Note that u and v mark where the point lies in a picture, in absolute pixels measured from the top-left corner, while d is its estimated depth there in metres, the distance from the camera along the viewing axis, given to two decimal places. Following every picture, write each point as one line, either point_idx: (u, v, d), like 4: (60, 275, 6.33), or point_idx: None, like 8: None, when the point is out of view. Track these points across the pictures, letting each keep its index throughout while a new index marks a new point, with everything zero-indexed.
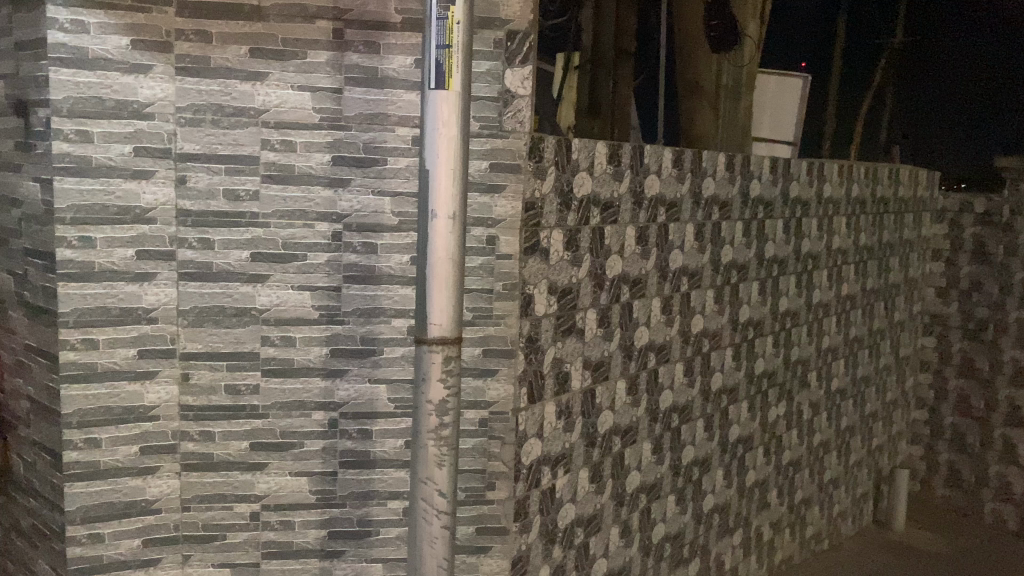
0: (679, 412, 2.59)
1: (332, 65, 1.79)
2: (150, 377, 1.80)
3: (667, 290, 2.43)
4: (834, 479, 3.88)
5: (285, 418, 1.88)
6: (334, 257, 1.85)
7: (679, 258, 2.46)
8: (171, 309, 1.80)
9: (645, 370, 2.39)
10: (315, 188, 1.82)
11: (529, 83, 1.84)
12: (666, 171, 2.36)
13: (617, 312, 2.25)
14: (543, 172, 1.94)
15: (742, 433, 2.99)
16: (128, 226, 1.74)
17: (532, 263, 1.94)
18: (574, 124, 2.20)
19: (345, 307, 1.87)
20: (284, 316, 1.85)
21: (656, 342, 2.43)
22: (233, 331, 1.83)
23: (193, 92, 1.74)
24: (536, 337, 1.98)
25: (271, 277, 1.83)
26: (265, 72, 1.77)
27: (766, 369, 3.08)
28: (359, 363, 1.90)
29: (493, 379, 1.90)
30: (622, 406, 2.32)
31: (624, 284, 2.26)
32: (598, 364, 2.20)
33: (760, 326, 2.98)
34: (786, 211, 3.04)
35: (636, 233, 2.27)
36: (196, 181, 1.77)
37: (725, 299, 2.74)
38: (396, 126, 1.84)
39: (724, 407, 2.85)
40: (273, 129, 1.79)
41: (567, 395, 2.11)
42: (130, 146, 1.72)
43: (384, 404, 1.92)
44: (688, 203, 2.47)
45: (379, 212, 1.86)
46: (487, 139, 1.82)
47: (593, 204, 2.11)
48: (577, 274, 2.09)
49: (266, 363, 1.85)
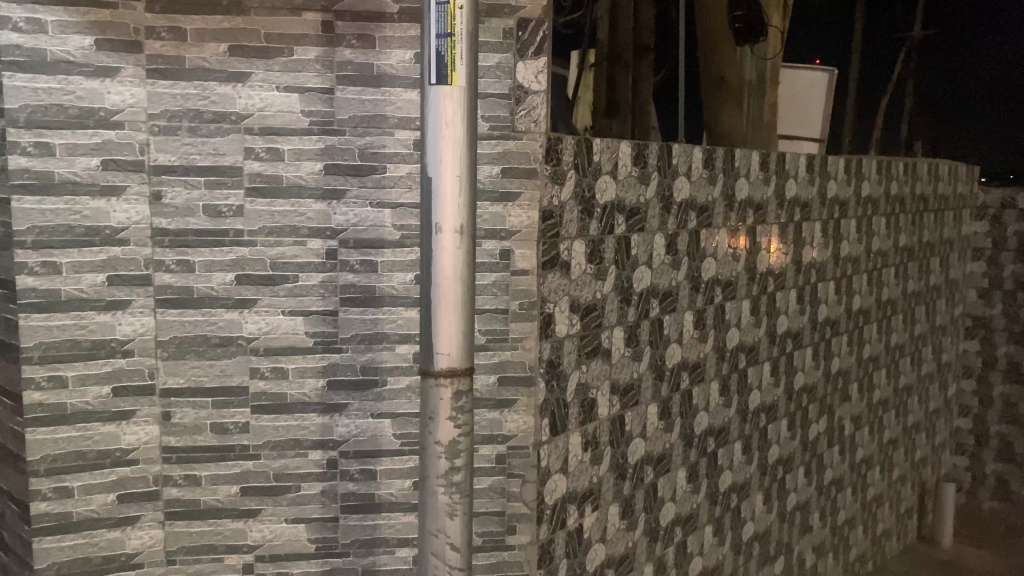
0: (715, 435, 2.37)
1: (322, 63, 1.60)
2: (127, 417, 1.61)
3: (700, 303, 2.22)
4: (878, 496, 3.63)
5: (280, 459, 1.68)
6: (329, 277, 1.65)
7: (712, 267, 2.25)
8: (149, 341, 1.61)
9: (678, 393, 2.17)
10: (307, 201, 1.63)
11: (544, 77, 1.65)
12: (696, 172, 2.15)
13: (646, 330, 2.03)
14: (562, 176, 1.72)
15: (782, 454, 2.76)
16: (98, 249, 1.55)
17: (552, 279, 1.73)
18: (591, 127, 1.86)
19: (342, 333, 1.67)
20: (275, 345, 1.65)
21: (689, 360, 2.21)
22: (218, 364, 1.64)
23: (167, 97, 1.55)
24: (558, 361, 1.77)
25: (259, 301, 1.63)
26: (247, 73, 1.57)
27: (806, 384, 2.85)
28: (360, 396, 1.69)
29: (511, 410, 1.69)
30: (654, 432, 2.10)
31: (653, 298, 2.04)
32: (627, 388, 1.99)
33: (799, 337, 2.76)
34: (824, 213, 2.81)
35: (665, 241, 2.06)
36: (173, 196, 1.58)
37: (762, 311, 2.52)
38: (396, 129, 1.63)
39: (763, 427, 2.62)
40: (258, 136, 1.59)
41: (594, 423, 1.89)
42: (97, 159, 1.53)
43: (390, 441, 1.71)
44: (721, 206, 2.26)
45: (379, 226, 1.65)
46: (498, 141, 1.62)
47: (618, 211, 1.90)
48: (602, 289, 1.88)
49: (256, 399, 1.66)
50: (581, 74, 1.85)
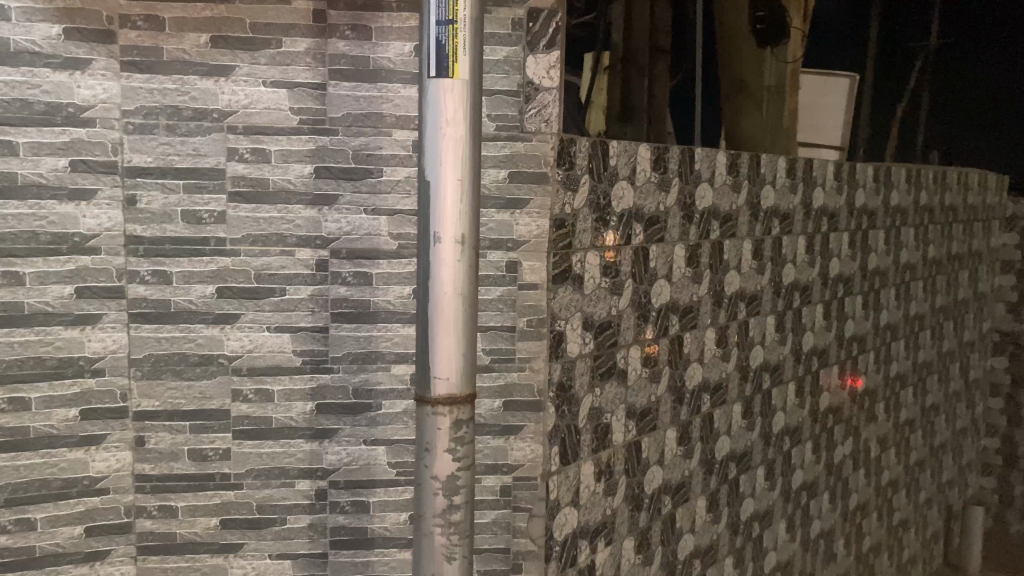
0: (737, 461, 2.22)
1: (312, 55, 1.46)
2: (96, 443, 1.47)
3: (723, 319, 2.07)
4: (904, 521, 3.46)
5: (264, 490, 1.53)
6: (319, 291, 1.51)
7: (736, 281, 2.10)
8: (122, 359, 1.47)
9: (698, 416, 2.02)
10: (295, 207, 1.48)
11: (557, 72, 1.50)
12: (720, 178, 2.00)
13: (665, 349, 1.87)
14: (575, 182, 1.57)
15: (806, 479, 2.60)
16: (65, 258, 1.42)
17: (562, 293, 1.57)
18: (606, 133, 1.66)
19: (333, 352, 1.52)
20: (259, 365, 1.51)
21: (711, 381, 2.06)
22: (198, 385, 1.50)
23: (142, 92, 1.42)
24: (569, 384, 1.61)
25: (243, 316, 1.49)
26: (231, 66, 1.43)
27: (832, 405, 2.69)
28: (353, 421, 1.54)
29: (517, 438, 1.55)
30: (672, 459, 1.95)
31: (673, 315, 1.89)
32: (644, 412, 1.83)
33: (825, 355, 2.60)
34: (852, 224, 2.65)
35: (687, 252, 1.90)
36: (149, 201, 1.44)
37: (787, 327, 2.36)
38: (392, 129, 1.49)
39: (787, 451, 2.46)
40: (242, 135, 1.45)
41: (608, 451, 1.74)
42: (65, 159, 1.40)
43: (385, 471, 1.56)
44: (746, 216, 2.10)
45: (374, 235, 1.51)
46: (507, 143, 1.48)
47: (635, 220, 1.75)
48: (618, 305, 1.72)
49: (238, 423, 1.51)
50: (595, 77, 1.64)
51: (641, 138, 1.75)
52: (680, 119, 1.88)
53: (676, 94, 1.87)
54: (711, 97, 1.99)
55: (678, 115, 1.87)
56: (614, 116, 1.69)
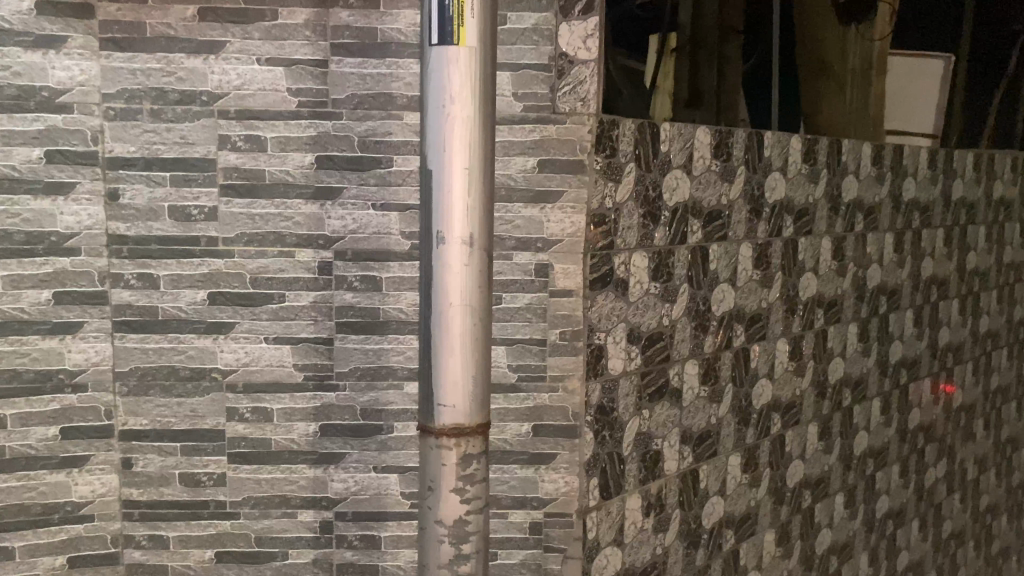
0: (811, 488, 1.96)
1: (312, 28, 1.27)
2: (79, 465, 1.32)
3: (796, 330, 1.81)
4: (1004, 550, 3.10)
5: (263, 520, 1.36)
6: (322, 297, 1.33)
7: (812, 285, 1.83)
8: (106, 372, 1.32)
9: (766, 439, 1.78)
10: (294, 202, 1.30)
11: (595, 42, 1.28)
12: (795, 167, 1.73)
13: (728, 362, 1.63)
14: (619, 170, 1.34)
15: (892, 506, 2.31)
16: (41, 260, 1.27)
17: (603, 302, 1.35)
18: (673, 118, 1.43)
19: (339, 367, 1.34)
20: (255, 380, 1.33)
21: (782, 399, 1.81)
22: (189, 402, 1.33)
23: (124, 72, 1.26)
24: (611, 407, 1.39)
25: (237, 326, 1.32)
26: (221, 42, 1.26)
27: (922, 423, 2.38)
28: (361, 445, 1.36)
29: (548, 468, 1.34)
30: (736, 489, 1.71)
31: (738, 324, 1.64)
32: (702, 436, 1.59)
33: (915, 367, 2.30)
34: (949, 218, 2.34)
35: (754, 252, 1.64)
36: (133, 196, 1.29)
37: (872, 336, 2.08)
38: (404, 111, 1.30)
39: (870, 475, 2.18)
40: (234, 120, 1.28)
41: (658, 482, 1.51)
42: (39, 149, 1.25)
43: (398, 502, 1.37)
44: (825, 211, 1.83)
45: (384, 234, 1.32)
46: (536, 127, 1.27)
47: (692, 214, 1.49)
48: (672, 313, 1.48)
49: (234, 445, 1.35)
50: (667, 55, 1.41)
51: (711, 124, 1.50)
52: (759, 100, 1.61)
53: (755, 71, 1.60)
54: (797, 74, 1.71)
55: (758, 95, 1.61)
56: (682, 98, 1.44)
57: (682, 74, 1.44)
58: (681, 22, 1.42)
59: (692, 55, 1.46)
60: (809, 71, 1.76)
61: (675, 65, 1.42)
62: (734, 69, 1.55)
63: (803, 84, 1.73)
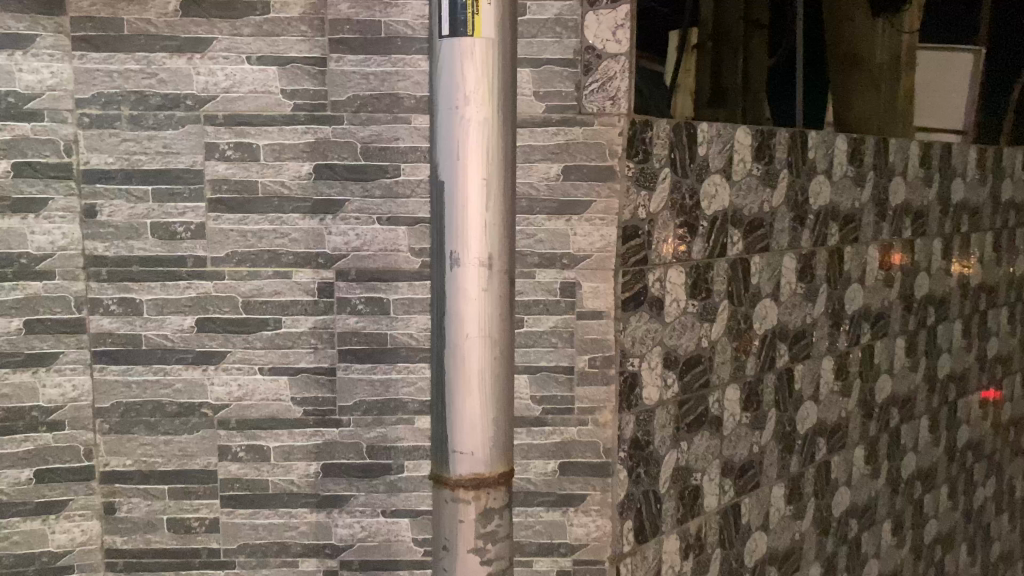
0: (858, 516, 1.80)
1: (309, 22, 1.14)
2: (56, 511, 1.19)
3: (842, 346, 1.66)
4: None
5: (261, 570, 1.23)
6: (323, 322, 1.19)
7: (858, 297, 1.68)
8: (84, 409, 1.18)
9: (812, 467, 1.63)
10: (290, 218, 1.17)
11: (626, 32, 1.14)
12: (840, 169, 1.58)
13: (771, 385, 1.48)
14: (653, 176, 1.20)
15: (941, 530, 2.15)
16: (10, 285, 1.14)
17: (636, 324, 1.21)
18: (698, 116, 1.27)
19: (342, 401, 1.21)
20: (250, 416, 1.20)
21: (828, 422, 1.66)
22: (177, 440, 1.20)
23: (99, 74, 1.12)
24: (647, 441, 1.24)
25: (229, 355, 1.19)
26: (207, 39, 1.13)
27: (971, 440, 2.22)
28: (367, 485, 1.22)
29: (578, 511, 1.20)
30: (780, 522, 1.56)
31: (782, 342, 1.49)
32: (744, 468, 1.45)
33: (964, 381, 2.14)
34: (998, 221, 2.18)
35: (799, 264, 1.50)
36: (111, 212, 1.15)
37: (920, 349, 1.93)
38: (411, 114, 1.16)
39: (919, 499, 2.03)
40: (223, 126, 1.15)
41: (698, 520, 1.36)
42: (7, 162, 1.12)
43: (409, 548, 1.23)
44: (871, 217, 1.68)
45: (391, 251, 1.18)
46: (559, 129, 1.13)
47: (733, 224, 1.34)
48: (711, 333, 1.33)
49: (228, 488, 1.21)
50: (692, 50, 1.25)
51: (736, 122, 1.33)
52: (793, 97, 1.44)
53: (787, 65, 1.44)
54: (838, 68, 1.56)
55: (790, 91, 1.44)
56: (705, 94, 1.28)
57: (707, 69, 1.28)
58: (705, 14, 1.26)
59: (717, 48, 1.30)
60: (842, 67, 1.60)
61: (697, 62, 1.26)
62: (764, 64, 1.39)
63: (843, 79, 1.58)
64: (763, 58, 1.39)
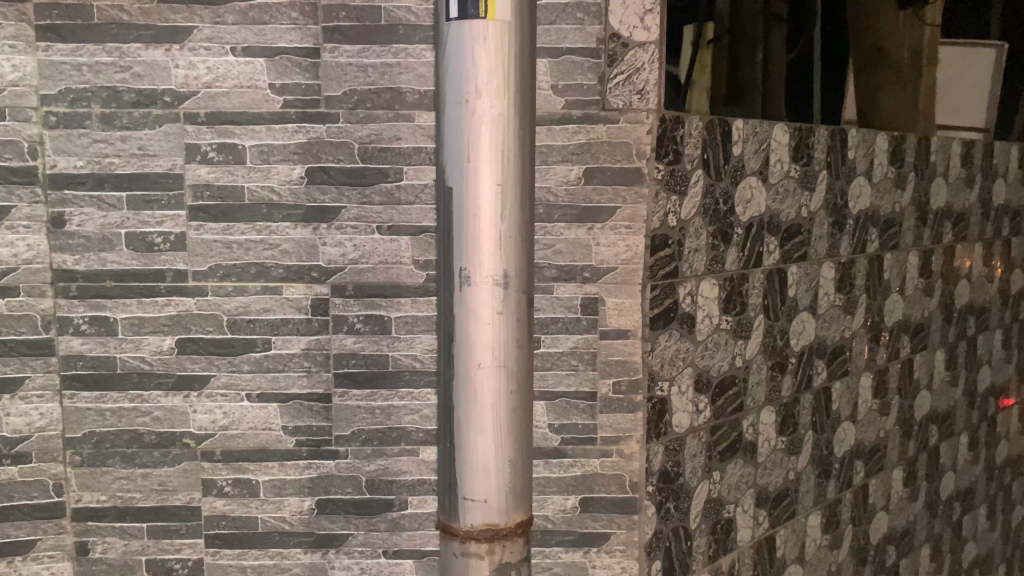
0: (896, 542, 1.68)
1: (300, 8, 1.02)
2: (23, 552, 1.07)
3: (881, 361, 1.53)
4: None
5: None
6: (317, 344, 1.07)
7: (898, 308, 1.56)
8: (52, 440, 1.06)
9: (849, 492, 1.50)
10: (280, 227, 1.05)
11: (655, 19, 1.02)
12: (881, 169, 1.46)
13: (808, 406, 1.36)
14: (684, 179, 1.08)
15: (979, 553, 2.02)
16: None
17: (665, 344, 1.08)
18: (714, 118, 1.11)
19: (338, 430, 1.09)
20: (237, 447, 1.08)
21: (866, 443, 1.53)
22: (157, 474, 1.08)
23: (66, 68, 1.01)
24: (676, 472, 1.12)
25: (214, 379, 1.07)
26: (187, 28, 1.01)
27: (1010, 456, 2.10)
28: (367, 523, 1.10)
29: (601, 552, 1.08)
30: (816, 554, 1.43)
31: (819, 359, 1.37)
32: (779, 496, 1.32)
33: (1004, 394, 2.02)
34: None
35: (837, 273, 1.37)
36: (81, 221, 1.03)
37: (960, 362, 1.80)
38: (415, 111, 1.04)
39: (957, 520, 1.90)
40: (205, 125, 1.03)
41: (730, 556, 1.24)
42: None
43: None
44: (911, 222, 1.56)
45: (392, 264, 1.06)
46: (580, 127, 1.01)
47: (769, 231, 1.22)
48: (745, 350, 1.21)
49: (212, 526, 1.09)
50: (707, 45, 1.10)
51: (758, 119, 1.18)
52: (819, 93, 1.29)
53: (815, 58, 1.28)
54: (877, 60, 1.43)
55: (817, 86, 1.29)
56: (722, 91, 1.12)
57: (724, 65, 1.12)
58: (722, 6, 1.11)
59: (734, 42, 1.14)
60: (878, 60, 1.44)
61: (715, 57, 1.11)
62: (789, 58, 1.24)
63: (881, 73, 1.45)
64: (787, 51, 1.23)
